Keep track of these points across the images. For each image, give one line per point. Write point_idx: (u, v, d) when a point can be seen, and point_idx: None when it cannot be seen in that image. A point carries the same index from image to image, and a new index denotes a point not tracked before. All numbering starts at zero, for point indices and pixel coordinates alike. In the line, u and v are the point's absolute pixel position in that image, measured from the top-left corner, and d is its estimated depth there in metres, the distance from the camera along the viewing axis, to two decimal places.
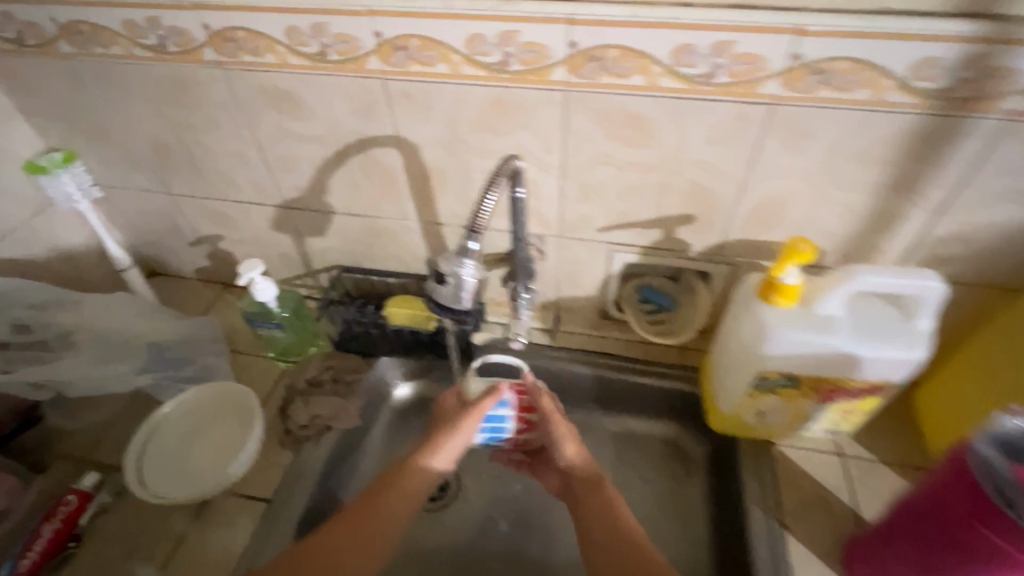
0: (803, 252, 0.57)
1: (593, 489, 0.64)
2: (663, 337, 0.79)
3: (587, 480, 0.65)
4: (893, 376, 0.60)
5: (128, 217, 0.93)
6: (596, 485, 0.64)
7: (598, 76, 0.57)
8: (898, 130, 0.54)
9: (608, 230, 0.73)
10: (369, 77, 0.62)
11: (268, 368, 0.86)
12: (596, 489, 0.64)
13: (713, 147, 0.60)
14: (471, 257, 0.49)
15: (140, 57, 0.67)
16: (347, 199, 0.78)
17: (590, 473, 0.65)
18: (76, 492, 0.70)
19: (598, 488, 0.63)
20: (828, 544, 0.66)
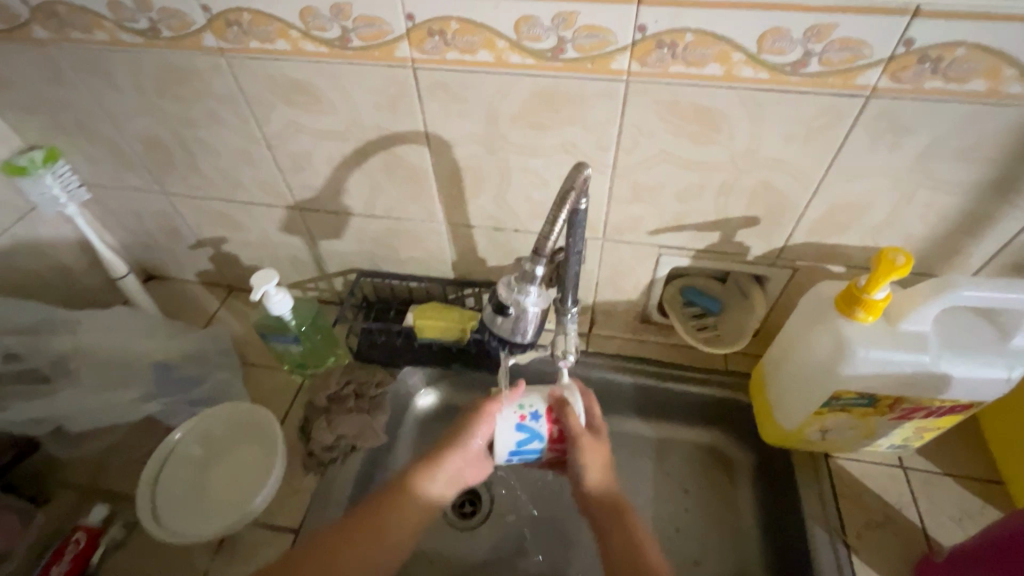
0: (903, 267, 0.50)
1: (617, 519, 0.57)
2: (716, 345, 0.72)
3: (610, 510, 0.58)
4: (980, 396, 0.55)
5: (121, 219, 0.84)
6: (621, 514, 0.57)
7: (668, 64, 0.49)
8: (1011, 125, 0.48)
9: (659, 233, 0.66)
10: (399, 66, 0.54)
11: (283, 381, 0.80)
12: (622, 521, 0.57)
13: (791, 144, 0.53)
14: (536, 284, 0.44)
15: (129, 43, 0.58)
16: (367, 200, 0.70)
17: (613, 501, 0.58)
18: (84, 529, 0.63)
19: (620, 519, 0.57)
20: (898, 566, 0.62)
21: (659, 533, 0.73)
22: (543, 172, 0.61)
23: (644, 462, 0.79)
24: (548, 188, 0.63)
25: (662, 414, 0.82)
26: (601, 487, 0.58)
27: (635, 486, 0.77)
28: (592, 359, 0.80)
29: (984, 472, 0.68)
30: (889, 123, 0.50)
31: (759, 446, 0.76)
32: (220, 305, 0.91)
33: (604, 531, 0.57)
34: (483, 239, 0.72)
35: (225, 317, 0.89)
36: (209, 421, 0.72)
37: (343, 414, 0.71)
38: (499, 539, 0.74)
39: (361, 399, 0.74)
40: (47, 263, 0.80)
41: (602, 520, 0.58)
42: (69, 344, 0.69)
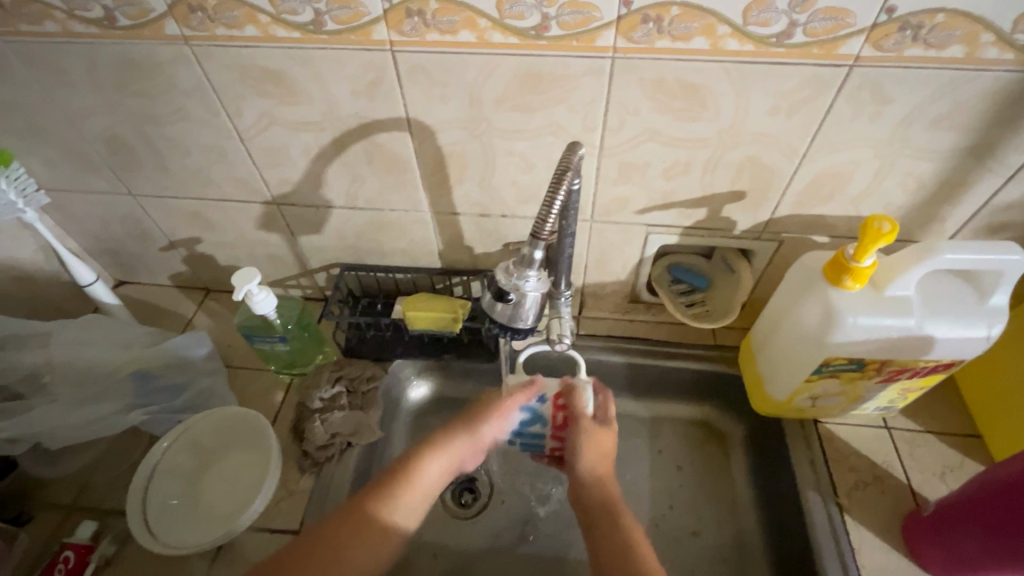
0: (889, 234, 0.51)
1: (608, 521, 0.53)
2: (707, 319, 0.72)
3: (601, 502, 0.55)
4: (963, 355, 0.57)
5: (85, 224, 0.80)
6: (613, 512, 0.54)
7: (653, 40, 0.49)
8: (986, 90, 0.49)
9: (647, 212, 0.66)
10: (376, 50, 0.52)
11: (271, 383, 0.78)
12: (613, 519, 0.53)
13: (776, 117, 0.54)
14: (535, 269, 0.45)
15: (83, 34, 0.55)
16: (348, 192, 0.68)
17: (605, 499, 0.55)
18: (73, 547, 0.62)
19: (610, 516, 0.53)
20: (888, 522, 0.65)
21: (658, 509, 0.74)
22: (530, 155, 0.60)
23: (639, 440, 0.80)
24: (535, 171, 0.62)
25: (655, 392, 0.83)
26: (594, 474, 0.57)
27: (633, 464, 0.78)
28: (584, 342, 0.80)
29: (963, 428, 0.71)
30: (872, 92, 0.51)
31: (750, 417, 0.78)
32: (198, 309, 0.87)
33: (593, 526, 0.54)
34: (469, 226, 0.71)
35: (204, 321, 0.86)
36: (197, 427, 0.69)
37: (336, 411, 0.70)
38: (501, 527, 0.73)
39: (353, 394, 0.73)
40: (7, 274, 0.76)
41: (591, 512, 0.55)
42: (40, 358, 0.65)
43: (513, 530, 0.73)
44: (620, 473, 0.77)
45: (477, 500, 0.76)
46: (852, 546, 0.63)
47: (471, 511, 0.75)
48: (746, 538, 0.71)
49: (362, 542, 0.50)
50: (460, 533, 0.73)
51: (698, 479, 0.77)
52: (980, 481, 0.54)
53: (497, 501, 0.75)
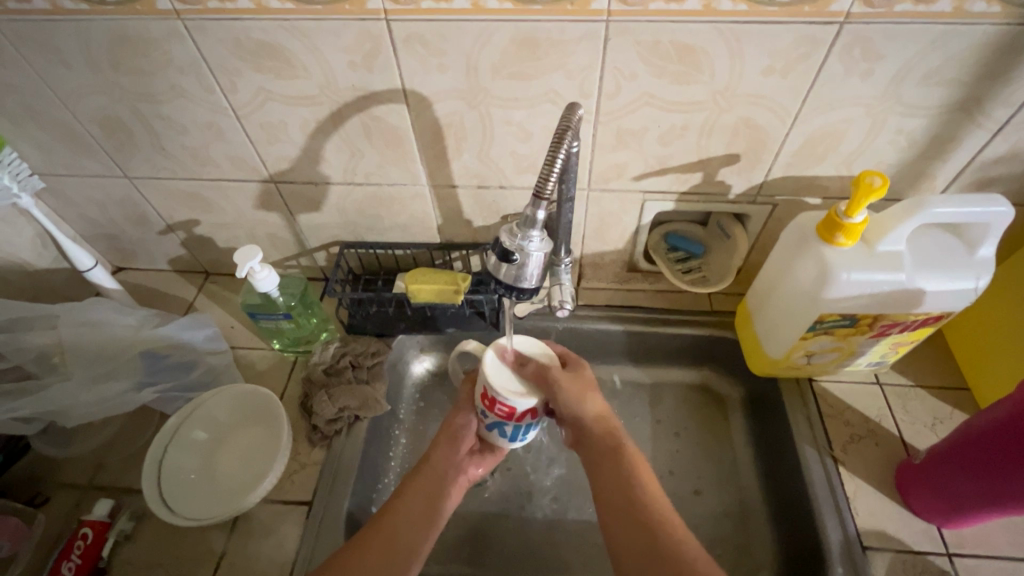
0: (881, 188, 0.52)
1: (610, 460, 0.54)
2: (703, 285, 0.74)
3: (603, 445, 0.55)
4: (951, 307, 0.59)
5: (81, 209, 0.80)
6: (615, 449, 0.54)
7: (648, 2, 0.49)
8: (974, 44, 0.50)
9: (643, 178, 0.67)
10: (372, 20, 0.52)
11: (276, 362, 0.79)
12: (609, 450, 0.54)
13: (770, 78, 0.54)
14: (538, 229, 0.48)
15: (73, 11, 0.54)
16: (347, 167, 0.68)
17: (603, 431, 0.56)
18: (92, 523, 0.62)
19: (612, 457, 0.54)
20: (882, 473, 0.67)
21: (660, 470, 0.76)
22: (527, 124, 0.61)
23: (640, 405, 0.82)
24: (532, 141, 0.63)
25: (654, 359, 0.84)
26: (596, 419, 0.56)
27: (634, 428, 0.80)
28: (583, 312, 0.82)
29: (951, 381, 0.74)
30: (862, 50, 0.51)
31: (747, 379, 0.80)
32: (198, 293, 0.88)
33: (596, 465, 0.54)
34: (468, 199, 0.72)
35: (205, 304, 0.86)
36: (208, 405, 0.70)
37: (342, 385, 0.71)
38: (508, 492, 0.75)
39: (358, 369, 0.74)
40: (6, 261, 0.76)
41: (594, 452, 0.55)
42: (49, 341, 0.66)
43: (520, 495, 0.75)
44: None
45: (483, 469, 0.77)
46: (848, 495, 0.66)
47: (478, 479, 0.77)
48: (745, 494, 0.74)
49: (401, 520, 0.54)
50: (470, 500, 0.75)
51: (698, 440, 0.79)
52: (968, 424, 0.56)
53: (503, 468, 0.77)
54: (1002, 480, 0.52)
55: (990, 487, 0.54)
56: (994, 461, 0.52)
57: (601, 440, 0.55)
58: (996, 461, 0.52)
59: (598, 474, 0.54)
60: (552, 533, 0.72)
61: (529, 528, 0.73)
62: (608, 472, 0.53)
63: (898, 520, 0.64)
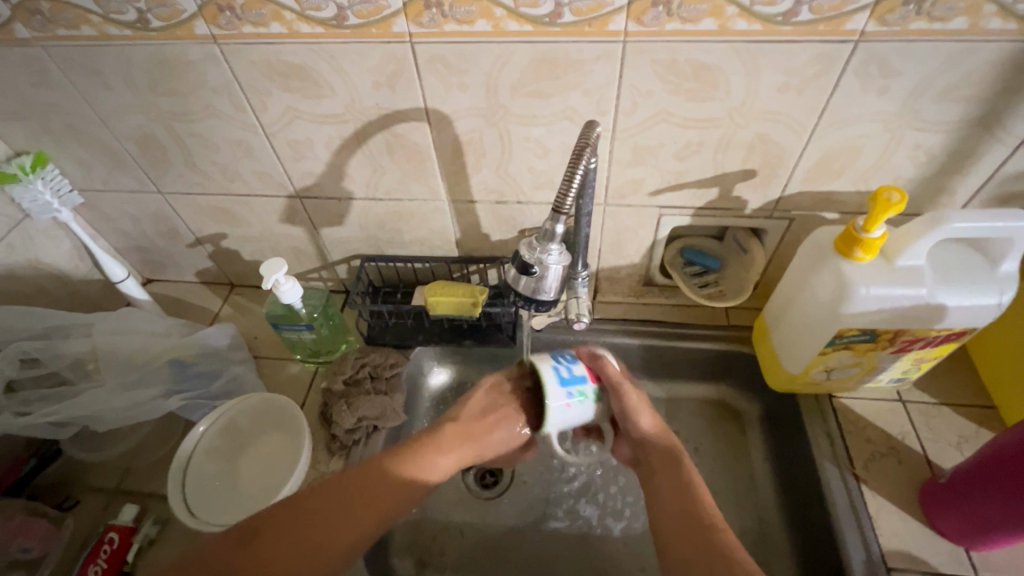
0: (898, 203, 0.52)
1: (661, 469, 0.55)
2: (719, 299, 0.74)
3: (661, 456, 0.56)
4: (974, 322, 0.58)
5: (115, 222, 0.83)
6: (670, 459, 0.55)
7: (663, 22, 0.51)
8: (992, 60, 0.50)
9: (660, 193, 0.68)
10: (396, 42, 0.55)
11: (297, 371, 0.81)
12: (669, 466, 0.55)
13: (785, 95, 0.55)
14: (557, 243, 0.49)
15: (118, 36, 0.57)
16: (369, 182, 0.71)
17: (661, 446, 0.56)
18: (118, 528, 0.64)
19: (669, 465, 0.54)
20: (906, 492, 0.66)
21: None
22: (545, 141, 0.62)
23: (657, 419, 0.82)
24: (550, 157, 0.64)
25: (671, 373, 0.84)
26: (654, 432, 0.58)
27: None
28: (600, 325, 0.82)
29: (977, 399, 0.72)
30: (878, 67, 0.52)
31: (765, 395, 0.79)
32: (224, 304, 0.90)
33: (652, 476, 0.55)
34: (486, 214, 0.73)
35: (230, 315, 0.89)
36: (233, 412, 0.72)
37: (362, 396, 0.72)
38: (523, 505, 0.75)
39: (377, 380, 0.75)
40: (45, 272, 0.79)
41: (651, 465, 0.56)
42: (83, 348, 0.69)
43: (535, 508, 0.75)
44: None
45: (498, 482, 0.77)
46: (871, 515, 0.64)
47: (493, 492, 0.77)
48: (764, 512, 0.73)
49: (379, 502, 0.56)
50: (486, 513, 0.75)
51: (715, 456, 0.78)
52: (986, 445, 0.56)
53: (519, 481, 0.77)
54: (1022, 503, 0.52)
55: (1013, 510, 0.53)
56: (1013, 483, 0.52)
57: (646, 451, 0.57)
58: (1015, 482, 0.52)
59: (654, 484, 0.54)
60: (567, 548, 0.71)
61: (545, 542, 0.72)
62: (666, 478, 0.54)
63: (924, 540, 0.63)
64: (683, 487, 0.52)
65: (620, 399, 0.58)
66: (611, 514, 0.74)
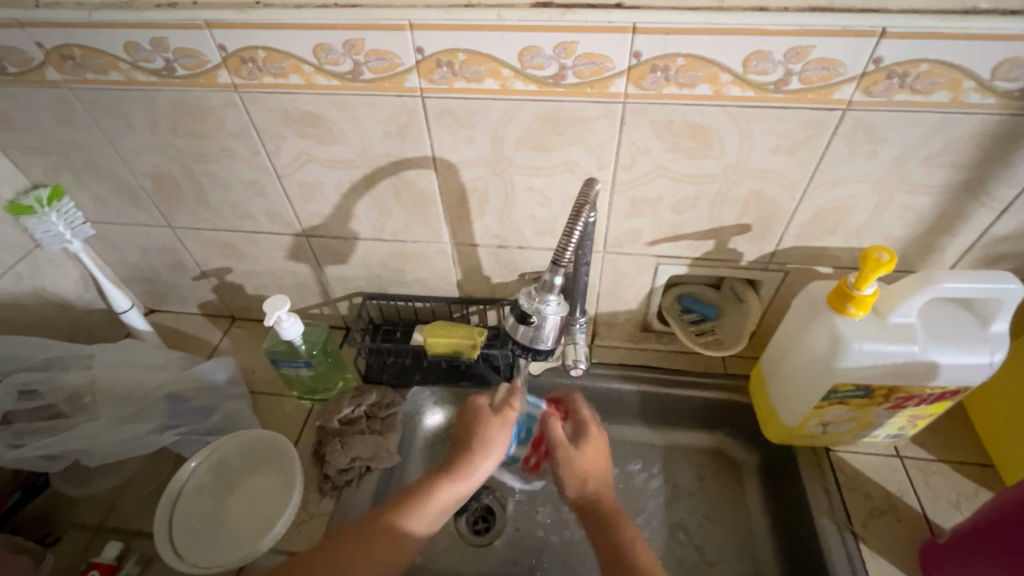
0: (888, 263, 0.53)
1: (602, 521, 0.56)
2: (714, 348, 0.75)
3: (595, 510, 0.58)
4: (968, 381, 0.59)
5: (124, 254, 0.85)
6: (606, 515, 0.57)
7: (661, 86, 0.53)
8: (974, 131, 0.53)
9: (657, 243, 0.69)
10: (408, 96, 0.57)
11: (293, 407, 0.80)
12: (605, 521, 0.56)
13: (778, 156, 0.58)
14: (555, 293, 0.50)
15: (143, 82, 0.60)
16: (375, 224, 0.73)
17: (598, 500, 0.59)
18: (99, 567, 0.63)
19: (608, 524, 0.56)
20: (903, 551, 0.65)
21: (673, 537, 0.74)
22: (547, 190, 0.65)
23: (652, 467, 0.81)
24: (551, 206, 0.66)
25: (666, 420, 0.84)
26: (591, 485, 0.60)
27: (646, 492, 0.78)
28: (597, 369, 0.82)
29: (975, 457, 0.72)
30: (865, 133, 0.55)
31: (761, 445, 0.79)
32: (223, 337, 0.91)
33: (594, 532, 0.56)
34: (487, 257, 0.75)
35: (229, 348, 0.89)
36: (224, 448, 0.71)
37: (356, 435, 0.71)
38: (515, 553, 0.74)
39: (372, 420, 0.74)
40: (50, 301, 0.80)
41: (590, 519, 0.58)
42: (82, 380, 0.69)
43: (527, 556, 0.73)
44: (635, 506, 0.77)
45: (489, 528, 0.76)
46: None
47: (484, 539, 0.75)
48: (760, 568, 0.71)
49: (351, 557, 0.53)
50: (477, 559, 0.73)
51: (711, 507, 0.77)
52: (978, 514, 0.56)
53: (511, 528, 0.76)
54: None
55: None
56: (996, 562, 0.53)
57: (588, 506, 0.59)
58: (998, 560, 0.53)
59: (595, 537, 0.56)
60: None
61: None
62: (603, 534, 0.55)
63: None
64: (619, 542, 0.54)
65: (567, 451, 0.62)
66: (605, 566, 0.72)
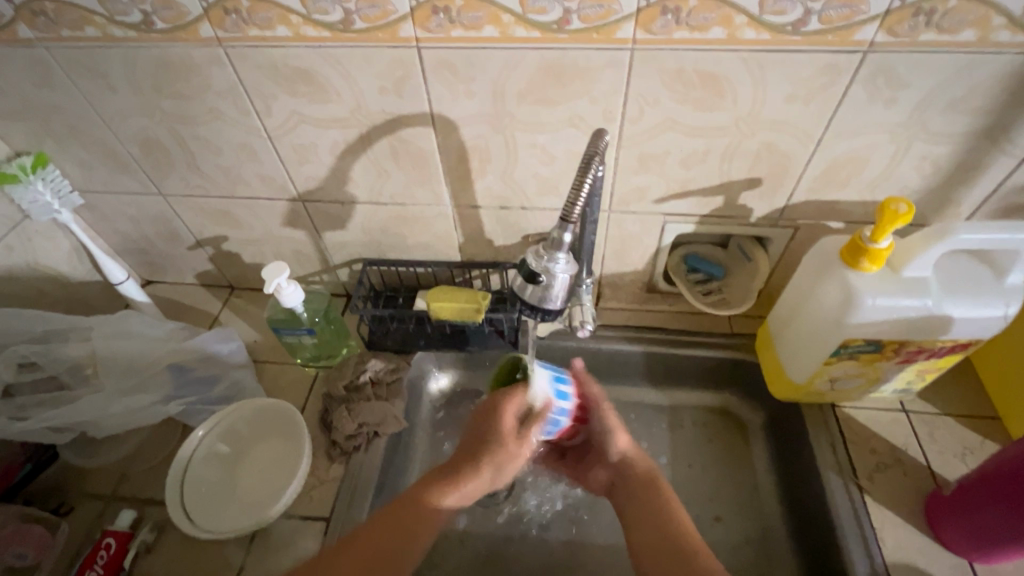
0: (905, 215, 0.52)
1: (640, 492, 0.58)
2: (722, 307, 0.74)
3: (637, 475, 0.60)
4: (979, 334, 0.58)
5: (115, 224, 0.83)
6: (648, 482, 0.59)
7: (672, 30, 0.50)
8: (1001, 72, 0.50)
9: (665, 201, 0.67)
10: (403, 47, 0.54)
11: (297, 376, 0.80)
12: (649, 484, 0.58)
13: (792, 105, 0.55)
14: (563, 252, 0.49)
15: (121, 38, 0.57)
16: (373, 187, 0.70)
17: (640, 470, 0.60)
18: (114, 534, 0.64)
19: (647, 483, 0.58)
20: (908, 503, 0.66)
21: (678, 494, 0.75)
22: (550, 147, 0.62)
23: (658, 427, 0.81)
24: (555, 163, 0.64)
25: (673, 380, 0.83)
26: (634, 455, 0.61)
27: (652, 451, 0.79)
28: (603, 332, 0.82)
29: (980, 410, 0.72)
30: (886, 78, 0.52)
31: (766, 402, 0.79)
32: (223, 307, 0.90)
33: (631, 493, 0.59)
34: (489, 219, 0.73)
35: (229, 318, 0.88)
36: (234, 419, 0.71)
37: (363, 401, 0.71)
38: (524, 514, 0.74)
39: (378, 385, 0.74)
40: (43, 274, 0.79)
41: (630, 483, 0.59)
42: (82, 352, 0.68)
43: (537, 516, 0.74)
44: None
45: (498, 489, 0.77)
46: (874, 526, 0.64)
47: (493, 500, 0.76)
48: (766, 522, 0.72)
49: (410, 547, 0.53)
50: (487, 520, 0.74)
51: (716, 465, 0.78)
52: (972, 473, 0.58)
53: (519, 489, 0.76)
54: (1012, 536, 0.54)
55: (999, 536, 0.56)
56: (1005, 522, 0.54)
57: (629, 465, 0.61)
58: (1008, 521, 0.54)
59: (631, 494, 0.59)
60: (564, 554, 0.71)
61: (545, 550, 0.72)
62: (638, 499, 0.58)
63: (927, 552, 0.62)
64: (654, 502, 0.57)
65: (602, 421, 0.61)
66: (611, 524, 0.73)
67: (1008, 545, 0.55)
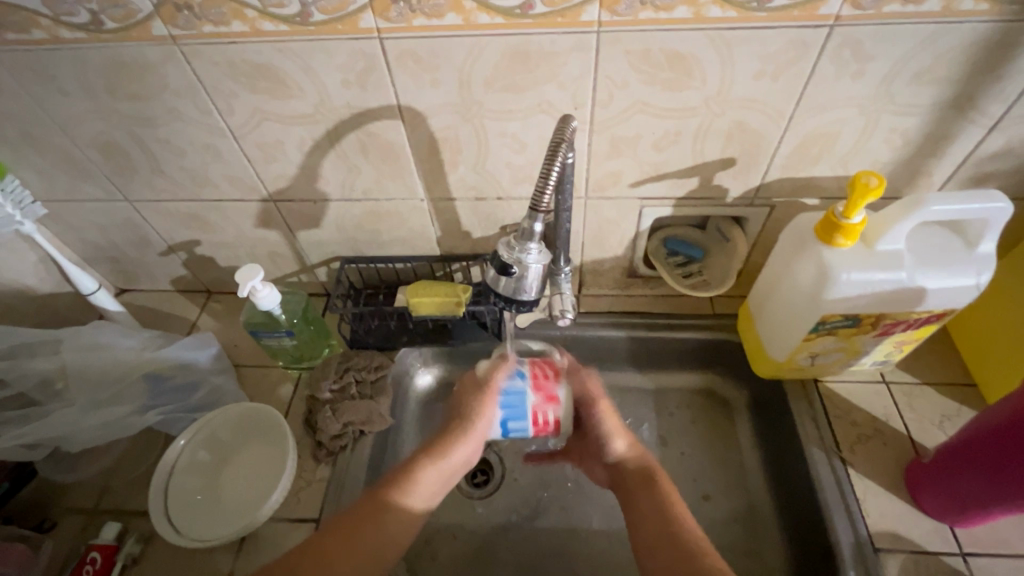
0: (876, 188, 0.52)
1: (641, 489, 0.58)
2: (702, 289, 0.74)
3: (637, 475, 0.59)
4: (954, 304, 0.59)
5: (82, 233, 0.81)
6: (648, 479, 0.58)
7: (637, 11, 0.49)
8: (966, 42, 0.50)
9: (640, 185, 0.67)
10: (364, 38, 0.53)
11: (280, 379, 0.79)
12: (648, 483, 0.58)
13: (761, 82, 0.55)
14: (535, 242, 0.48)
15: (71, 40, 0.55)
16: (345, 182, 0.69)
17: (641, 467, 0.60)
18: (99, 548, 0.63)
19: (647, 481, 0.58)
20: (891, 472, 0.67)
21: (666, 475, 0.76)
22: (522, 135, 0.61)
23: (644, 410, 0.82)
24: (527, 151, 0.63)
25: (657, 364, 0.84)
26: (632, 455, 0.61)
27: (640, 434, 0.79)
28: (586, 319, 0.81)
29: (957, 378, 0.73)
30: (853, 51, 0.52)
31: (750, 380, 0.79)
32: (201, 312, 0.88)
33: (632, 492, 0.59)
34: (465, 211, 0.72)
35: (207, 324, 0.87)
36: (215, 425, 0.71)
37: (347, 401, 0.70)
38: (515, 504, 0.75)
39: (362, 384, 0.74)
40: (9, 288, 0.77)
41: (630, 484, 0.59)
42: (52, 366, 0.67)
43: (526, 505, 0.74)
44: None
45: (487, 481, 0.77)
46: (857, 497, 0.65)
47: (483, 492, 0.76)
48: (752, 498, 0.73)
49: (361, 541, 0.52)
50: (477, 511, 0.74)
51: (703, 444, 0.79)
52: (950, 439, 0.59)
53: (508, 479, 0.76)
54: (989, 501, 0.56)
55: (975, 501, 0.57)
56: (982, 488, 0.56)
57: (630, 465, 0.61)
58: (986, 486, 0.55)
59: (634, 493, 0.58)
60: (555, 541, 0.71)
61: (536, 538, 0.72)
62: (641, 497, 0.57)
63: (909, 520, 0.63)
64: (657, 501, 0.56)
65: (596, 414, 0.63)
66: (601, 510, 0.74)
67: (984, 509, 0.57)
